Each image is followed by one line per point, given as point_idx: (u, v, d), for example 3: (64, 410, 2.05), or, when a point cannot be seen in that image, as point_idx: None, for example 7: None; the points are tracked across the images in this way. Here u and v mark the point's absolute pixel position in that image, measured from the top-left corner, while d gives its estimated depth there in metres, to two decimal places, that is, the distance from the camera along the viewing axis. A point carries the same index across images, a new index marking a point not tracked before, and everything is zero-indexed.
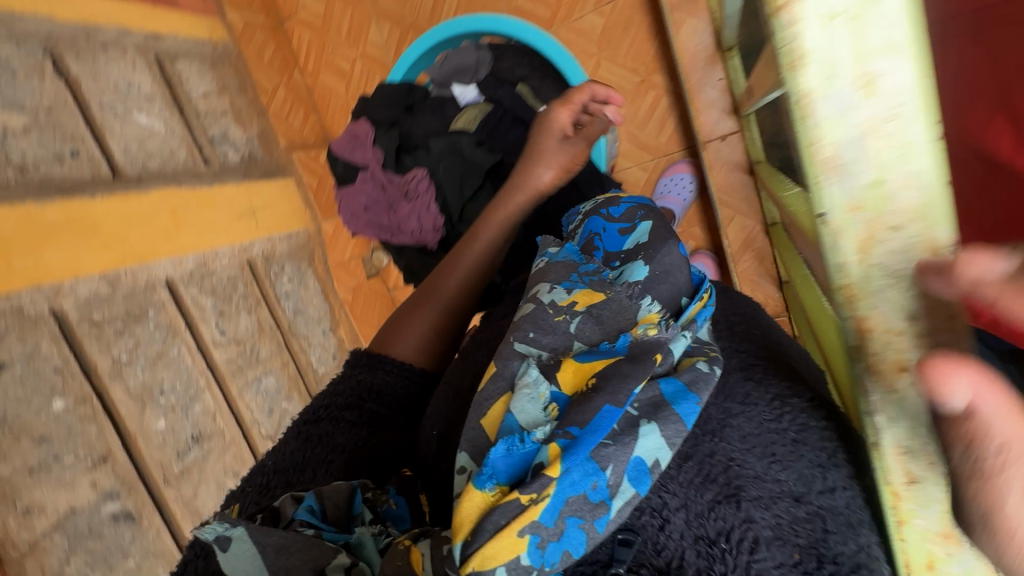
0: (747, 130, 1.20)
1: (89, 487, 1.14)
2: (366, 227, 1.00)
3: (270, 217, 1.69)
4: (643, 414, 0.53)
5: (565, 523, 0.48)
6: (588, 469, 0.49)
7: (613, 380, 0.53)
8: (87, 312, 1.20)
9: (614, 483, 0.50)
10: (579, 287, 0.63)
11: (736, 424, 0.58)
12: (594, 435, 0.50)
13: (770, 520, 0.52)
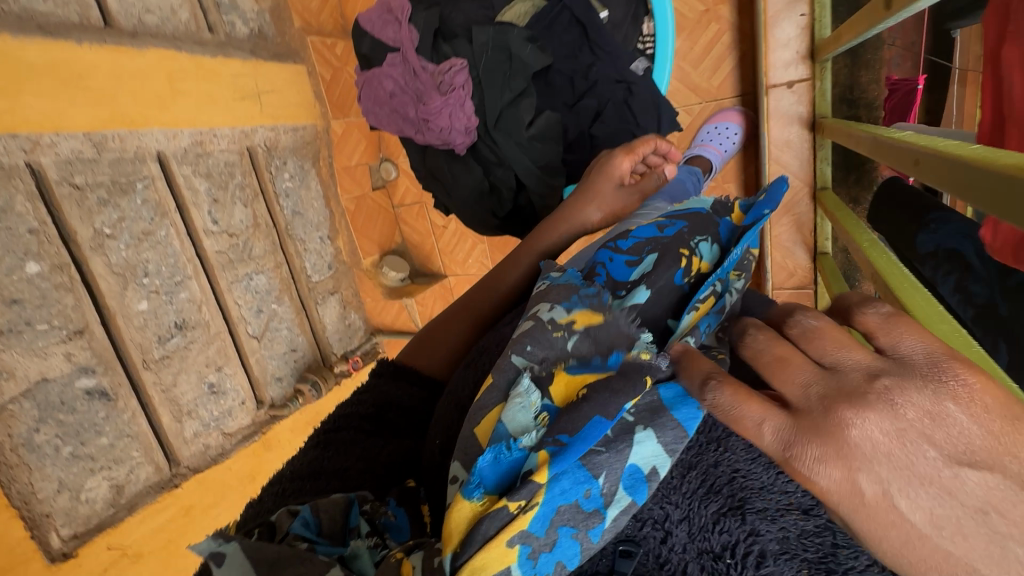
0: (820, 79, 1.04)
1: (62, 359, 1.08)
2: (389, 119, 0.89)
3: (277, 104, 1.54)
4: (638, 418, 0.41)
5: (556, 533, 0.38)
6: (576, 475, 0.39)
7: (601, 390, 0.40)
8: (68, 173, 1.09)
9: (609, 493, 0.39)
10: (581, 306, 0.47)
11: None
12: (587, 442, 0.38)
13: (779, 531, 0.38)
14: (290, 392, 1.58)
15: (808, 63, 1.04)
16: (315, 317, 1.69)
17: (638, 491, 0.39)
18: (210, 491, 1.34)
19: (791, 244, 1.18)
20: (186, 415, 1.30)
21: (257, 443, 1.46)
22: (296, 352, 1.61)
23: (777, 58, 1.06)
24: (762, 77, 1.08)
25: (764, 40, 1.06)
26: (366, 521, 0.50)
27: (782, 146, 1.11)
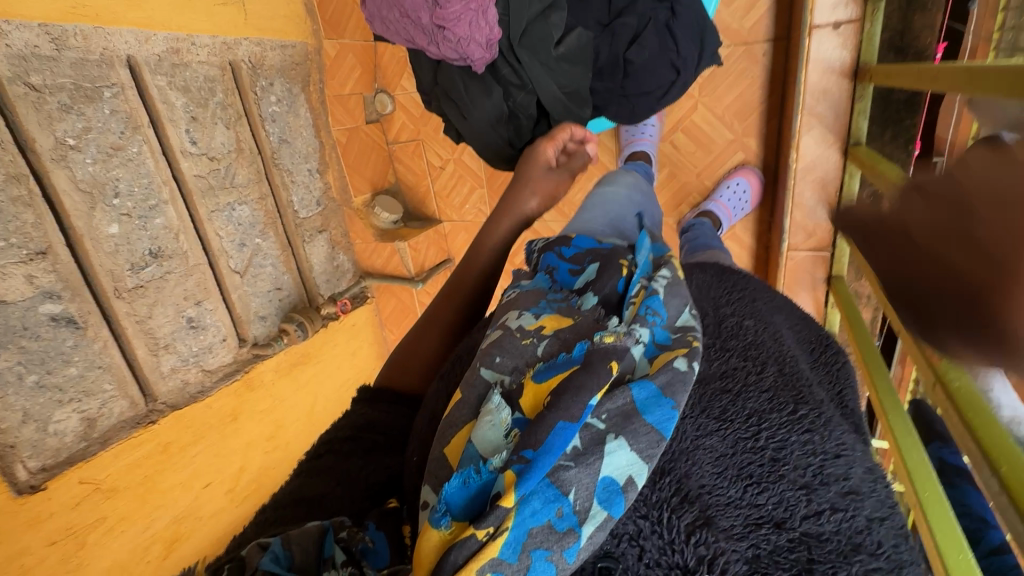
0: (869, 21, 0.95)
1: (24, 281, 0.98)
2: (398, 26, 0.76)
3: (263, 15, 1.38)
4: (609, 426, 0.41)
5: (529, 557, 0.36)
6: (545, 492, 0.38)
7: (566, 394, 0.41)
8: (22, 71, 0.95)
9: (582, 511, 0.38)
10: (547, 311, 0.54)
11: (727, 440, 0.44)
12: (551, 457, 0.39)
13: (747, 551, 0.37)
14: (275, 331, 1.51)
15: (859, 3, 0.95)
16: (302, 255, 1.60)
17: (611, 502, 0.38)
18: (190, 429, 1.28)
19: (815, 204, 1.12)
20: (163, 349, 1.23)
21: (239, 382, 1.39)
22: (282, 290, 1.53)
23: None
24: (805, 14, 0.98)
25: None
26: (341, 551, 0.45)
27: (817, 95, 1.03)
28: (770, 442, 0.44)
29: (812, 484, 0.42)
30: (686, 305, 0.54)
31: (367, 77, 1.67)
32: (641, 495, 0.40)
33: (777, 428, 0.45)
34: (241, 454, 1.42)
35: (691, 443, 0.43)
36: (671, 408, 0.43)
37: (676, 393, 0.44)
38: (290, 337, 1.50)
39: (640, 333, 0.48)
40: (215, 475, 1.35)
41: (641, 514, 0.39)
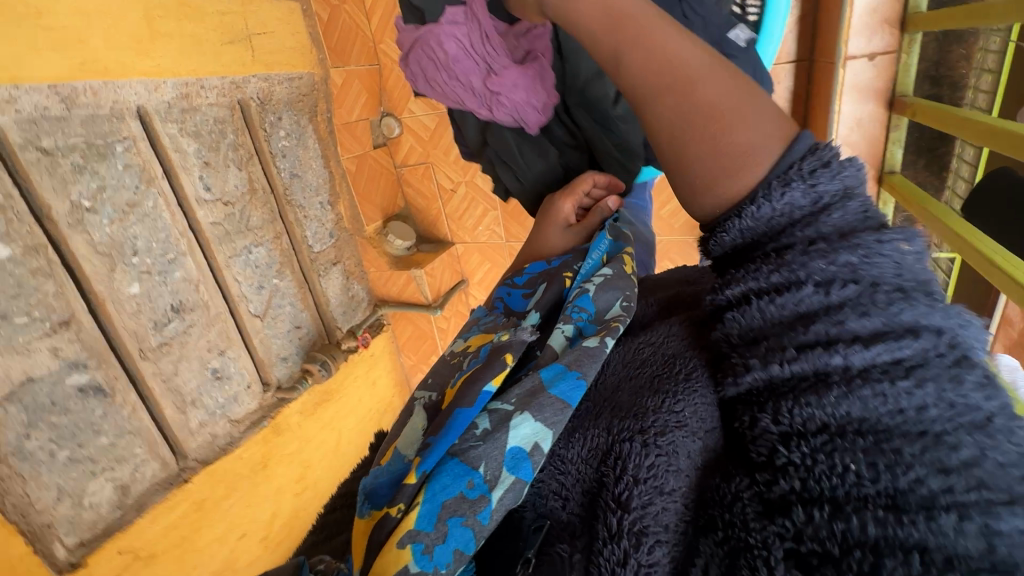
0: (906, 53, 0.94)
1: (49, 355, 0.94)
2: (447, 89, 0.73)
3: (269, 49, 1.32)
4: (515, 405, 0.45)
5: (444, 526, 0.41)
6: (454, 470, 0.43)
7: (465, 386, 0.48)
8: (33, 135, 0.90)
9: (491, 478, 0.42)
10: (474, 332, 0.60)
11: (627, 395, 0.46)
12: (451, 435, 0.45)
13: (652, 467, 0.40)
14: (297, 372, 1.48)
15: (896, 35, 0.94)
16: (318, 290, 1.57)
17: (514, 464, 0.42)
18: (222, 483, 1.25)
19: None
20: (190, 405, 1.20)
21: (267, 429, 1.37)
22: (301, 328, 1.50)
23: (861, 24, 0.95)
24: (839, 46, 0.98)
25: (849, 5, 0.95)
26: None
27: (852, 125, 1.02)
28: (661, 373, 0.46)
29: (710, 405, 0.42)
30: (621, 295, 0.55)
31: (371, 103, 1.67)
32: (560, 455, 0.45)
33: (673, 364, 0.46)
34: (272, 501, 1.39)
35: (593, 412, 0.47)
36: (577, 377, 0.46)
37: (581, 365, 0.47)
38: (314, 377, 1.47)
39: (563, 326, 0.52)
40: (248, 525, 1.33)
41: (561, 471, 0.44)
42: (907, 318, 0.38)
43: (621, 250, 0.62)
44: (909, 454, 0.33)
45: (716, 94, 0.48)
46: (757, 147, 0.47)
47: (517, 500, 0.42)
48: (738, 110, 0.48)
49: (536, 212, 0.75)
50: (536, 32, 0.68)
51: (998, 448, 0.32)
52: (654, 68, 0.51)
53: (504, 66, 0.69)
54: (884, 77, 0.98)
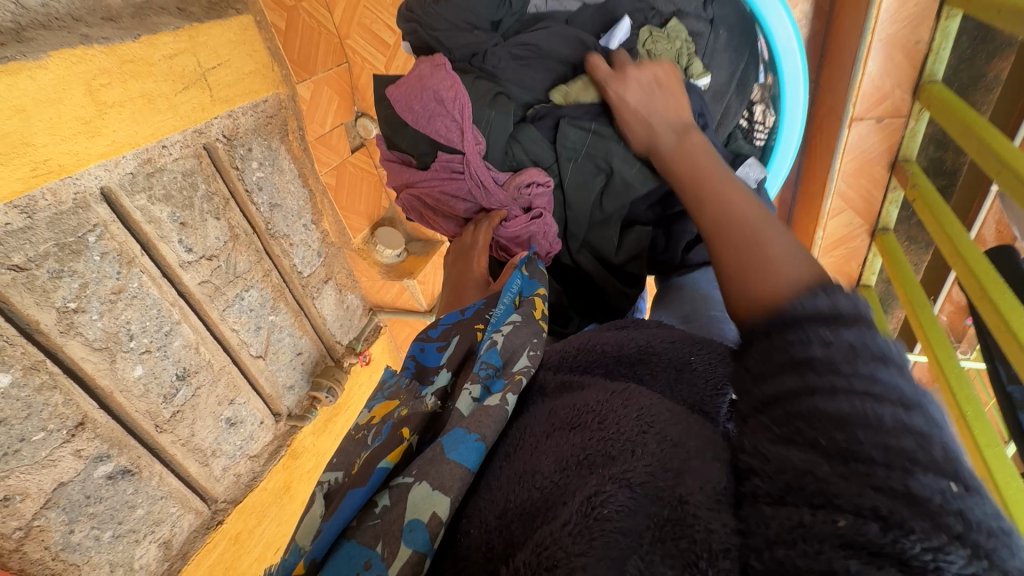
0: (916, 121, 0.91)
1: (73, 457, 0.98)
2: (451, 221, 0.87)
3: (229, 81, 1.19)
4: (414, 476, 0.48)
5: None
6: (349, 552, 0.45)
7: (367, 464, 0.51)
8: (2, 256, 0.85)
9: (388, 556, 0.44)
10: (378, 402, 0.61)
11: (545, 442, 0.47)
12: (342, 518, 0.47)
13: (599, 497, 0.39)
14: (305, 398, 1.54)
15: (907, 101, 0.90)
16: (313, 312, 1.58)
17: (410, 536, 0.44)
18: (252, 514, 1.38)
19: (836, 275, 1.15)
20: (211, 456, 1.27)
21: (285, 456, 1.47)
22: (302, 354, 1.53)
23: (871, 87, 0.91)
24: (848, 105, 0.94)
25: (861, 67, 0.90)
26: None
27: (850, 181, 1.01)
28: (577, 414, 0.47)
29: (631, 435, 0.43)
30: (526, 343, 0.60)
31: (343, 106, 1.56)
32: (475, 518, 0.44)
33: (590, 407, 0.48)
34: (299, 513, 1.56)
35: (503, 477, 0.47)
36: (474, 441, 0.49)
37: (479, 430, 0.50)
38: (321, 402, 1.54)
39: (469, 387, 0.55)
40: (281, 539, 1.50)
41: (477, 518, 0.44)
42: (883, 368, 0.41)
43: (533, 288, 0.70)
44: (835, 455, 0.37)
45: (751, 238, 0.58)
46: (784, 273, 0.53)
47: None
48: (766, 249, 0.56)
49: (452, 251, 0.85)
50: (537, 188, 0.78)
51: (930, 445, 0.36)
52: (720, 218, 0.62)
53: (515, 217, 0.80)
54: (891, 138, 0.95)
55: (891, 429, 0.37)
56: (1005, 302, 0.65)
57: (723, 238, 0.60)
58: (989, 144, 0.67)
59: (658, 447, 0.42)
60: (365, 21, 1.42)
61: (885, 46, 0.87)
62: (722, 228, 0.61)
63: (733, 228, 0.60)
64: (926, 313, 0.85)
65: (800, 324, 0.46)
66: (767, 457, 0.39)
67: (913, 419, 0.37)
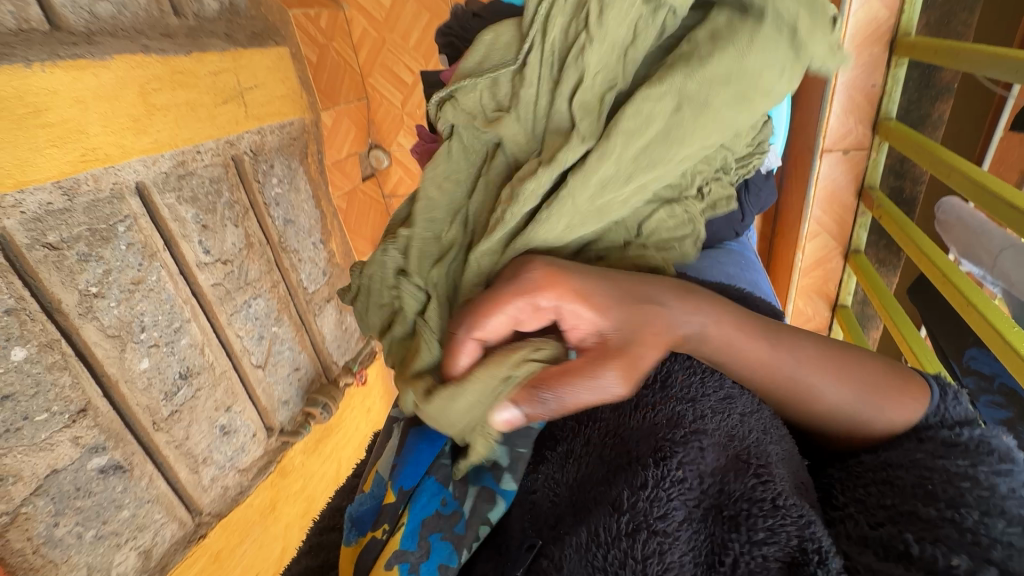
0: (876, 153, 1.04)
1: (70, 444, 0.96)
2: None
3: (261, 101, 1.30)
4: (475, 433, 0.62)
5: (427, 542, 0.56)
6: (430, 492, 0.60)
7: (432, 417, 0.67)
8: (39, 233, 0.89)
9: (462, 496, 0.59)
10: None
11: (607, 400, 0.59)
12: (416, 466, 0.63)
13: (688, 471, 0.50)
14: (298, 414, 1.53)
15: (869, 135, 1.04)
16: (314, 330, 1.60)
17: (479, 480, 0.59)
18: (236, 532, 1.33)
19: (815, 296, 1.25)
20: (202, 464, 1.24)
21: (273, 473, 1.44)
22: (300, 370, 1.54)
23: (836, 124, 1.05)
24: (817, 140, 1.08)
25: (827, 106, 1.04)
26: None
27: (823, 207, 1.14)
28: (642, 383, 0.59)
29: (698, 400, 0.56)
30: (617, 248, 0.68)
31: (359, 137, 1.68)
32: (554, 475, 0.57)
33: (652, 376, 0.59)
34: (281, 538, 1.50)
35: (568, 430, 0.59)
36: None
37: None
38: (315, 419, 1.54)
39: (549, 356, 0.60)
40: (260, 565, 1.42)
41: (556, 486, 0.56)
42: (982, 445, 0.52)
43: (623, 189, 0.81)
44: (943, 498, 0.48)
45: (847, 388, 0.56)
46: (887, 409, 0.56)
47: (489, 506, 0.57)
48: (863, 392, 0.56)
49: None
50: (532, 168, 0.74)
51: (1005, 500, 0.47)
52: (794, 390, 0.57)
53: None
54: (855, 169, 1.08)
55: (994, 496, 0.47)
56: (965, 284, 0.74)
57: (824, 405, 0.56)
58: (941, 159, 0.77)
59: (723, 410, 0.56)
60: (387, 62, 1.58)
61: (847, 89, 1.02)
62: (821, 399, 0.56)
63: (812, 393, 0.56)
64: (903, 318, 0.93)
65: (896, 450, 0.55)
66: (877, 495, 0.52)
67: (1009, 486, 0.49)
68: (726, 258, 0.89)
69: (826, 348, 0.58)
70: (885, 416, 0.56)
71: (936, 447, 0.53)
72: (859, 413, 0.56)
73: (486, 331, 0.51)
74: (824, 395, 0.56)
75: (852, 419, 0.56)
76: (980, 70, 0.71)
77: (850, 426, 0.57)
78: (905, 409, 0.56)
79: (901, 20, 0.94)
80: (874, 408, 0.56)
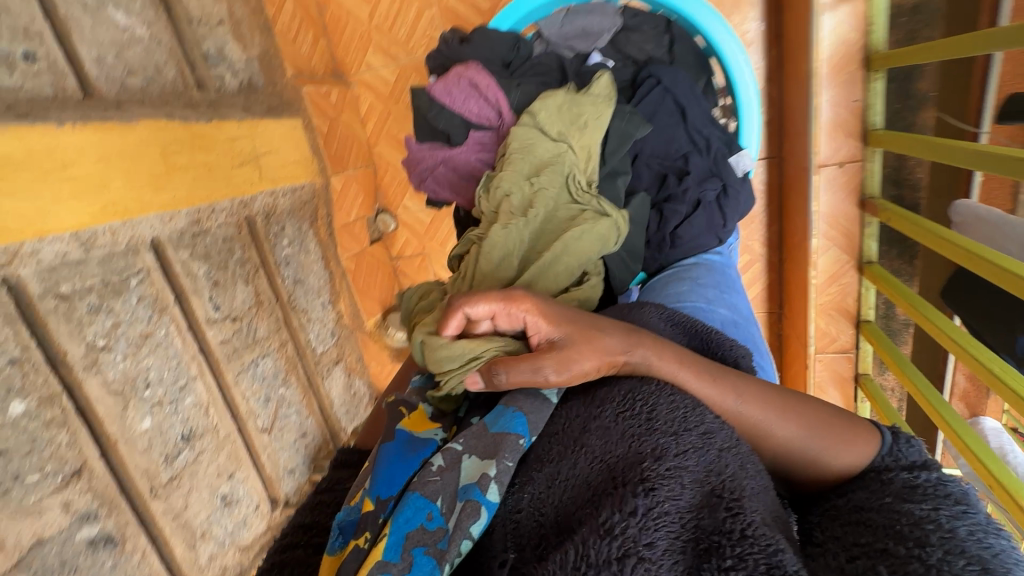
0: (871, 162, 1.08)
1: (60, 510, 0.89)
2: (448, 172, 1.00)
3: (275, 165, 1.38)
4: (464, 447, 0.57)
5: (410, 555, 0.51)
6: (415, 504, 0.53)
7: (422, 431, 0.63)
8: (52, 283, 0.89)
9: (448, 511, 0.54)
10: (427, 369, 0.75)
11: (593, 426, 0.58)
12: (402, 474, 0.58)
13: (667, 500, 0.49)
14: (304, 485, 1.43)
15: (859, 145, 1.08)
16: (322, 393, 1.54)
17: (464, 493, 0.53)
18: None
19: (837, 314, 1.22)
20: (201, 539, 1.13)
21: None
22: (307, 436, 1.46)
23: (826, 140, 1.10)
24: (811, 156, 1.12)
25: (815, 123, 1.09)
26: None
27: (827, 221, 1.15)
28: (628, 406, 0.58)
29: (679, 432, 0.55)
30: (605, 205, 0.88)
31: (366, 202, 1.74)
32: (540, 495, 0.54)
33: (637, 398, 0.59)
34: None
35: (552, 452, 0.57)
36: (517, 415, 0.58)
37: (517, 405, 0.60)
38: None
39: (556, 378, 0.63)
40: None
41: (541, 512, 0.53)
42: (951, 491, 0.59)
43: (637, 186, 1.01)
44: (913, 536, 0.54)
45: (794, 425, 0.66)
46: (836, 450, 0.65)
47: (476, 521, 0.52)
48: (810, 430, 0.66)
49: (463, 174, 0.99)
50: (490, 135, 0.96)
51: (972, 541, 0.53)
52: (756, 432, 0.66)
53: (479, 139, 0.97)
54: (853, 182, 1.11)
55: (963, 536, 0.53)
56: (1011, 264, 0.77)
57: (780, 437, 0.66)
58: (938, 145, 0.83)
59: (703, 445, 0.55)
60: (392, 131, 1.69)
61: (832, 105, 1.07)
62: (776, 436, 0.65)
63: (766, 426, 0.66)
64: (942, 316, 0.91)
65: (863, 492, 0.62)
66: (857, 539, 0.57)
67: (975, 529, 0.54)
68: (706, 278, 0.97)
69: (775, 393, 0.68)
70: (835, 450, 0.65)
71: (899, 492, 0.60)
72: (814, 446, 0.65)
73: (474, 312, 0.61)
74: (777, 435, 0.65)
75: (812, 458, 0.66)
76: (975, 49, 0.72)
77: (812, 456, 0.66)
78: (857, 449, 0.65)
79: (870, 38, 1.02)
80: (825, 443, 0.65)
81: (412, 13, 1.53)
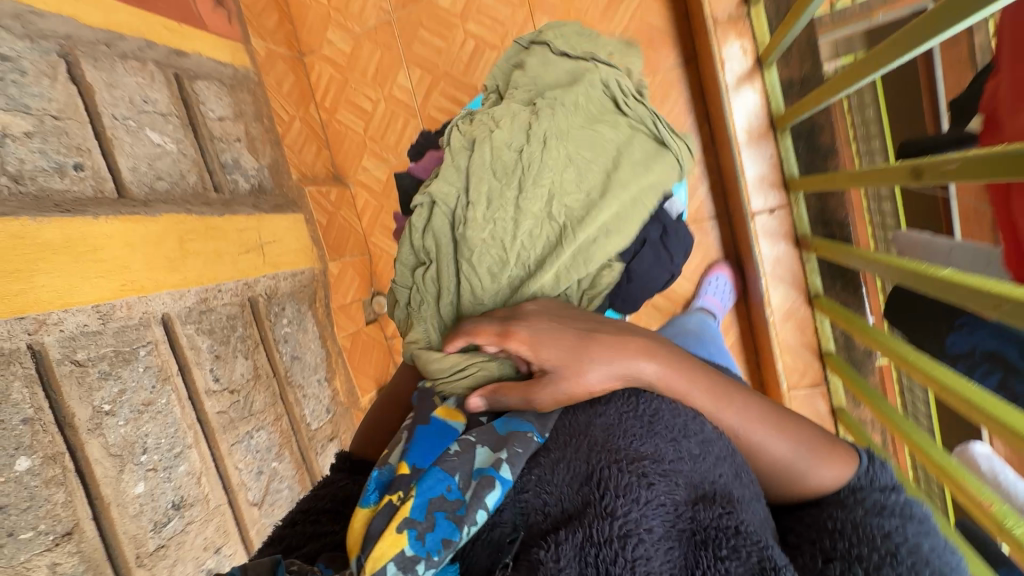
0: (794, 206, 1.23)
1: (47, 571, 0.91)
2: None
3: (278, 253, 1.56)
4: (477, 437, 0.63)
5: (433, 517, 0.56)
6: (437, 476, 0.59)
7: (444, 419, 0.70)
8: (71, 350, 1.00)
9: (464, 485, 0.59)
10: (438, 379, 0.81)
11: (598, 422, 0.63)
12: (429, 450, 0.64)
13: (665, 492, 0.54)
14: None
15: (783, 192, 1.24)
16: (315, 469, 1.57)
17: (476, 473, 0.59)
18: None
19: (799, 348, 1.29)
20: None
21: None
22: None
23: (754, 190, 1.25)
24: (744, 205, 1.27)
25: (742, 176, 1.25)
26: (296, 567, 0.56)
27: (772, 261, 1.28)
28: (631, 409, 0.63)
29: (679, 436, 0.60)
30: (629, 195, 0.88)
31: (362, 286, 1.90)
32: (546, 478, 0.58)
33: (641, 409, 0.63)
34: None
35: (559, 440, 0.62)
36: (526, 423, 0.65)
37: (523, 416, 0.66)
38: None
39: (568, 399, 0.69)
40: None
41: (545, 491, 0.57)
42: (917, 510, 0.61)
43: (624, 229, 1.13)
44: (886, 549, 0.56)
45: (789, 443, 0.67)
46: (819, 466, 0.65)
47: (491, 495, 0.56)
48: (802, 448, 0.67)
49: None
50: None
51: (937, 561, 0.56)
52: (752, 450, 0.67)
53: None
54: (786, 224, 1.26)
55: (929, 554, 0.56)
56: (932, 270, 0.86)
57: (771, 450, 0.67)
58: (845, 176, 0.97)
59: (700, 450, 0.59)
60: (385, 222, 1.90)
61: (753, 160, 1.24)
62: (766, 447, 0.67)
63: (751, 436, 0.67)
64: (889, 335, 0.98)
65: (837, 507, 0.63)
66: (831, 543, 0.58)
67: (938, 549, 0.57)
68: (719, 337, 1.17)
69: (774, 412, 0.70)
70: (820, 468, 0.66)
71: (868, 507, 0.62)
72: (804, 463, 0.66)
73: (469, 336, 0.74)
74: (776, 452, 0.67)
75: (800, 473, 0.66)
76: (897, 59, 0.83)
77: (790, 471, 0.66)
78: (837, 467, 0.66)
79: (771, 106, 1.21)
80: (812, 457, 0.66)
81: (400, 124, 1.80)
